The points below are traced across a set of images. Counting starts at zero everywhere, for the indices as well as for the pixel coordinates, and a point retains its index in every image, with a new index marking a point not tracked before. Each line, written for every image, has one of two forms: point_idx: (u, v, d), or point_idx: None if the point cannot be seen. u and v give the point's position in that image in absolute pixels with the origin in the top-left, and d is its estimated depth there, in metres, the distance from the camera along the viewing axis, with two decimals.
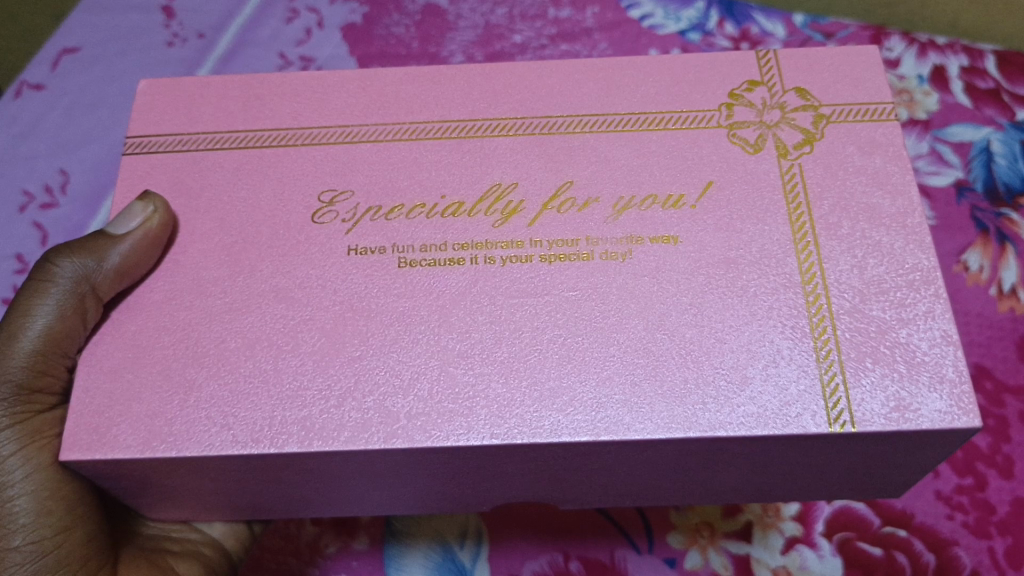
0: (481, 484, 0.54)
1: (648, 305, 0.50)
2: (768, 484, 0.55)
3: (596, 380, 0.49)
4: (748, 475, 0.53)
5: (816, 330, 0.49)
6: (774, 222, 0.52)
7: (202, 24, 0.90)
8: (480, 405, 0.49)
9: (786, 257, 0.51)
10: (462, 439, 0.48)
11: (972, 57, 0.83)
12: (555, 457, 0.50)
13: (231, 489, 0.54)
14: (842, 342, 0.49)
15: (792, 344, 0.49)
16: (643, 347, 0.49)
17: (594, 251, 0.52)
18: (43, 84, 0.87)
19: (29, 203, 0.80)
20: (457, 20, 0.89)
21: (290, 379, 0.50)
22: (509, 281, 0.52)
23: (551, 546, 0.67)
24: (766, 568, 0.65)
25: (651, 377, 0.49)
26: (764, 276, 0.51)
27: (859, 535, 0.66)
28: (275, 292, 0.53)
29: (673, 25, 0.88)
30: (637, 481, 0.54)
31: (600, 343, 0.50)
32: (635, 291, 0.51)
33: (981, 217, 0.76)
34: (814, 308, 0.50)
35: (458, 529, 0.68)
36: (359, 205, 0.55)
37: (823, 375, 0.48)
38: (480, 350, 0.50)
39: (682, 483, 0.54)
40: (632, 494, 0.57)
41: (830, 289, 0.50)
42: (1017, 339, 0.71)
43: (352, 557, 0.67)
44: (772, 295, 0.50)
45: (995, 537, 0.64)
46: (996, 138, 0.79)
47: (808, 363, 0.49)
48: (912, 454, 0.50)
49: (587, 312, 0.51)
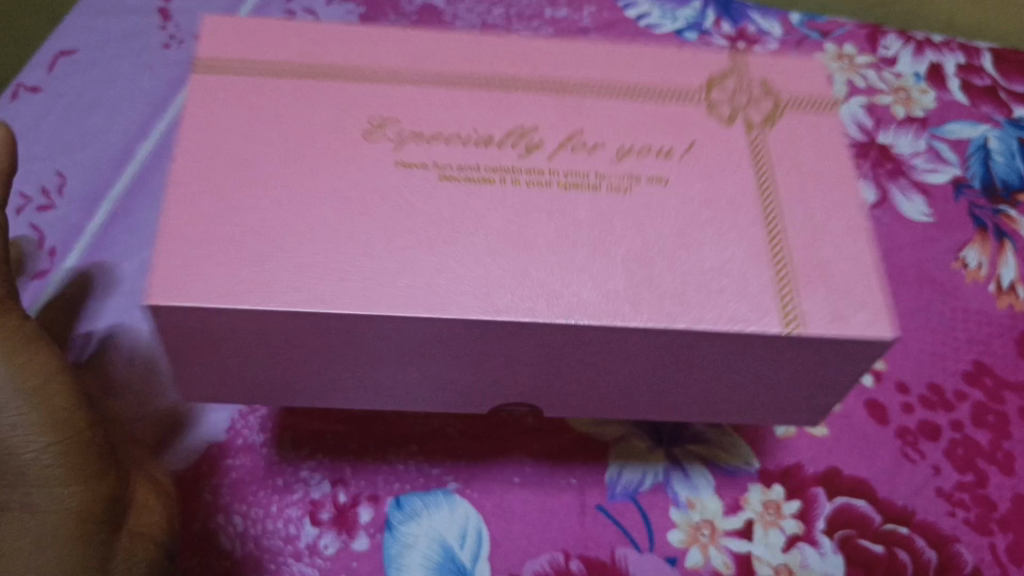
0: (437, 385, 0.54)
1: (629, 222, 0.51)
2: (721, 396, 0.55)
3: (579, 271, 0.49)
4: (718, 379, 0.53)
5: (770, 250, 0.50)
6: (739, 164, 0.53)
7: (198, 26, 0.90)
8: (452, 250, 0.49)
9: (738, 171, 0.53)
10: (423, 293, 0.47)
11: (969, 54, 0.85)
12: (513, 341, 0.49)
13: (221, 376, 0.53)
14: (792, 265, 0.50)
15: (751, 262, 0.50)
16: (626, 251, 0.50)
17: (594, 184, 0.52)
18: (39, 87, 0.86)
19: (25, 206, 0.78)
20: (454, 19, 0.89)
21: (336, 270, 0.48)
22: (492, 195, 0.51)
23: (551, 544, 0.64)
24: (767, 566, 0.62)
25: (628, 287, 0.49)
26: (723, 196, 0.52)
27: (861, 532, 0.64)
28: (326, 185, 0.50)
29: (670, 24, 0.88)
30: (611, 390, 0.55)
31: (585, 246, 0.50)
32: (619, 210, 0.51)
33: (980, 213, 0.76)
34: (767, 221, 0.51)
35: (458, 527, 0.64)
36: (405, 129, 0.53)
37: (766, 291, 0.49)
38: (469, 218, 0.50)
39: (653, 393, 0.55)
40: (604, 410, 0.57)
41: (780, 210, 0.52)
42: (1016, 337, 0.71)
43: (352, 558, 0.63)
44: (733, 214, 0.51)
45: (996, 533, 0.64)
46: (994, 135, 0.80)
47: (761, 279, 0.49)
48: (849, 372, 0.51)
49: (570, 219, 0.51)
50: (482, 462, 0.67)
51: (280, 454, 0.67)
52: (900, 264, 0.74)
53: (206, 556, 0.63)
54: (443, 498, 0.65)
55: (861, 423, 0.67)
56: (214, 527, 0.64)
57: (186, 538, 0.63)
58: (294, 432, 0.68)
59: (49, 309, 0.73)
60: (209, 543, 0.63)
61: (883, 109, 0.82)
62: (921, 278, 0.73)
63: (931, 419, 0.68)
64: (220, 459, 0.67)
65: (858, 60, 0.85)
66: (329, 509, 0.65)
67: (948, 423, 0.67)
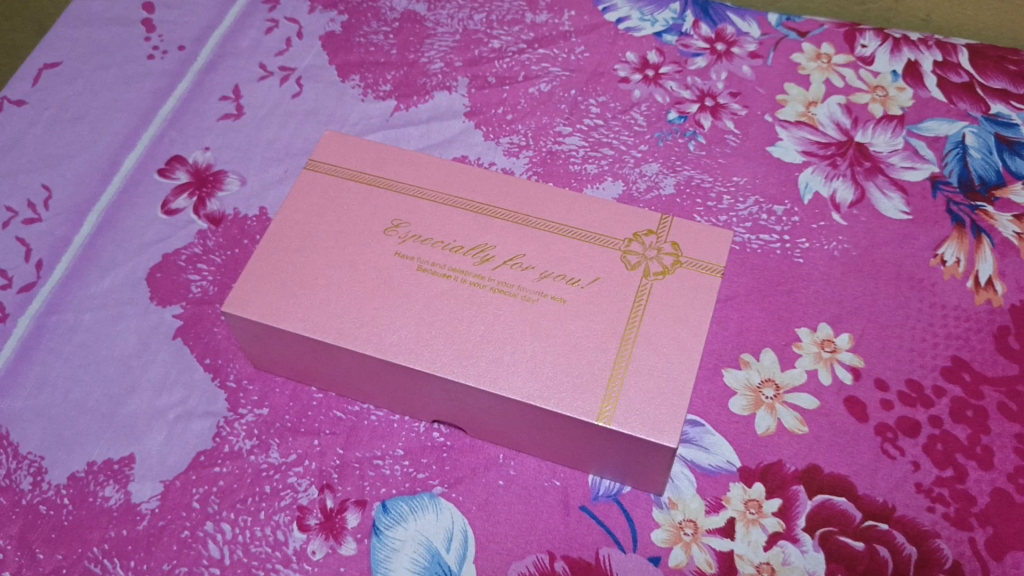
0: (352, 372, 0.65)
1: (599, 261, 0.66)
2: (580, 447, 0.63)
3: (514, 269, 0.66)
4: (595, 366, 0.61)
5: (668, 314, 0.63)
6: (665, 233, 0.67)
7: (182, 37, 0.91)
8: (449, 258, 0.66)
9: (677, 245, 0.66)
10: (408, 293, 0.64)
11: (946, 51, 0.87)
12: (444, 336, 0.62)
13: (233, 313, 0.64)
14: (673, 338, 0.62)
15: (651, 337, 0.62)
16: (557, 262, 0.66)
17: (589, 230, 0.68)
18: (24, 100, 0.86)
19: (12, 219, 0.79)
20: (436, 26, 0.91)
21: None
22: (499, 233, 0.68)
23: (536, 546, 0.65)
24: (749, 564, 0.63)
25: (575, 320, 0.63)
26: (653, 261, 0.66)
27: (841, 529, 0.64)
28: None
29: (649, 27, 0.90)
30: (467, 373, 0.61)
31: (525, 256, 0.66)
32: (596, 255, 0.66)
33: (957, 209, 0.77)
34: (672, 290, 0.64)
35: (444, 529, 0.65)
36: None
37: (624, 356, 0.61)
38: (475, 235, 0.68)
39: (525, 383, 0.60)
40: (477, 402, 0.63)
41: (690, 290, 0.64)
42: (994, 331, 0.72)
43: (339, 563, 0.64)
44: (658, 279, 0.65)
45: (977, 528, 0.64)
46: (971, 132, 0.81)
47: (646, 352, 0.61)
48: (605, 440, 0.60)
49: (566, 247, 0.67)
50: (469, 465, 0.68)
51: (270, 460, 0.68)
52: (878, 261, 0.75)
53: (193, 564, 0.64)
54: (429, 501, 0.67)
55: (841, 420, 0.68)
56: (202, 534, 0.65)
57: (171, 549, 0.64)
58: (281, 439, 0.69)
59: (37, 319, 0.74)
60: (196, 552, 0.64)
61: (859, 107, 0.84)
62: (899, 275, 0.75)
63: (911, 416, 0.68)
64: (207, 467, 0.67)
65: (836, 59, 0.87)
66: (316, 515, 0.66)
67: (928, 419, 0.68)
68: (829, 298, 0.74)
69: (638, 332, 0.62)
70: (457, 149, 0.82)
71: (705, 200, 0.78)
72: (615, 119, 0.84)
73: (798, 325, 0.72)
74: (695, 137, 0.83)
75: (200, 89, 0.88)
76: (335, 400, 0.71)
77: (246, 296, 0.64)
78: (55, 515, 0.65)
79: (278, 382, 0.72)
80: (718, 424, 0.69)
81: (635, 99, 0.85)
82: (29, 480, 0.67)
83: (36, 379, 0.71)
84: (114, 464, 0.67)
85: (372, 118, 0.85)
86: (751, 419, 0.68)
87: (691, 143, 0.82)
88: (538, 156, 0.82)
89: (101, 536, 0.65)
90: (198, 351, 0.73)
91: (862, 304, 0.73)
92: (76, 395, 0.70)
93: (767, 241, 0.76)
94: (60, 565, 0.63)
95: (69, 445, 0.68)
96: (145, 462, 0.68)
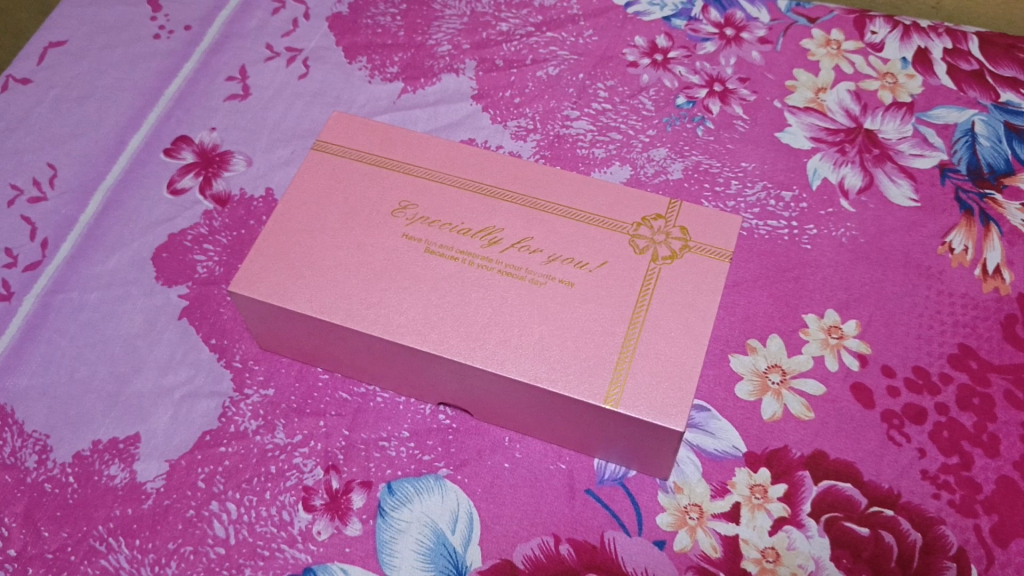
0: (361, 352, 0.65)
1: (608, 246, 0.66)
2: (586, 430, 0.63)
3: (522, 252, 0.65)
4: (603, 350, 0.61)
5: (678, 295, 0.63)
6: (676, 216, 0.67)
7: (189, 16, 0.91)
8: (457, 242, 0.66)
9: (689, 228, 0.66)
10: (415, 276, 0.64)
11: (956, 39, 0.86)
12: (452, 320, 0.62)
13: (243, 298, 0.64)
14: (681, 322, 0.62)
15: (658, 321, 0.62)
16: (566, 246, 0.66)
17: (598, 212, 0.67)
18: (29, 78, 0.86)
19: (18, 198, 0.79)
20: (444, 9, 0.90)
21: None
22: (507, 215, 0.67)
23: (541, 528, 0.65)
24: (754, 549, 0.63)
25: (584, 303, 0.63)
26: (664, 245, 0.65)
27: (847, 515, 0.64)
28: None
29: (658, 11, 0.90)
30: (474, 355, 0.60)
31: (533, 239, 0.66)
32: (607, 239, 0.66)
33: (966, 198, 0.77)
34: (680, 273, 0.64)
35: (449, 512, 0.65)
36: None
37: (627, 337, 0.61)
38: (484, 218, 0.67)
39: (533, 366, 0.60)
40: (485, 385, 0.63)
41: (701, 274, 0.64)
42: (1002, 319, 0.72)
43: (345, 543, 0.64)
44: (669, 263, 0.64)
45: (981, 515, 0.64)
46: (981, 120, 0.81)
47: (654, 338, 0.61)
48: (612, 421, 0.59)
49: (573, 230, 0.67)
50: (474, 447, 0.68)
51: (276, 440, 0.68)
52: (886, 248, 0.75)
53: (198, 543, 0.64)
54: (434, 483, 0.67)
55: (847, 406, 0.68)
56: (208, 514, 0.65)
57: (177, 528, 0.64)
58: (287, 420, 0.69)
59: (42, 298, 0.74)
60: (201, 531, 0.64)
61: (869, 94, 0.84)
62: (906, 262, 0.74)
63: (917, 403, 0.68)
64: (213, 447, 0.67)
65: (846, 46, 0.87)
66: (322, 496, 0.66)
67: (934, 406, 0.68)
68: (836, 284, 0.73)
69: (646, 316, 0.62)
70: (465, 131, 0.82)
71: (713, 185, 0.78)
72: (623, 104, 0.84)
73: (805, 311, 0.72)
74: (704, 122, 0.82)
75: (206, 69, 0.87)
76: (341, 381, 0.71)
77: (254, 276, 0.64)
78: (60, 494, 0.65)
79: (283, 364, 0.72)
80: (724, 409, 0.68)
81: (643, 84, 0.85)
82: (34, 458, 0.67)
83: (41, 359, 0.71)
84: (119, 443, 0.67)
85: (378, 100, 0.84)
86: (758, 405, 0.68)
87: (700, 128, 0.82)
88: (546, 139, 0.81)
89: (106, 514, 0.65)
90: (204, 331, 0.72)
91: (870, 291, 0.73)
92: (82, 373, 0.70)
93: (775, 227, 0.76)
94: (65, 543, 0.63)
95: (76, 423, 0.68)
96: (150, 441, 0.67)
